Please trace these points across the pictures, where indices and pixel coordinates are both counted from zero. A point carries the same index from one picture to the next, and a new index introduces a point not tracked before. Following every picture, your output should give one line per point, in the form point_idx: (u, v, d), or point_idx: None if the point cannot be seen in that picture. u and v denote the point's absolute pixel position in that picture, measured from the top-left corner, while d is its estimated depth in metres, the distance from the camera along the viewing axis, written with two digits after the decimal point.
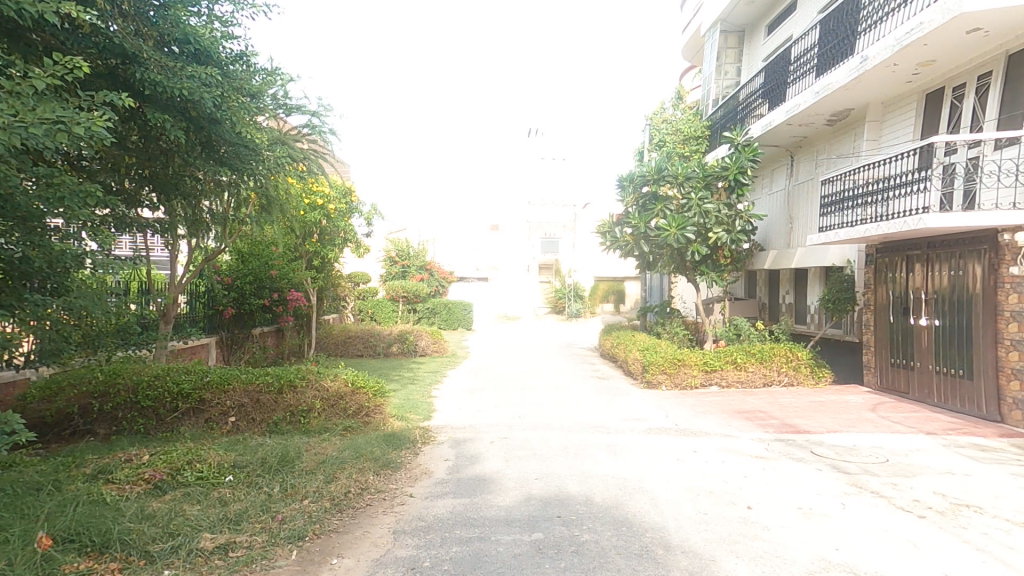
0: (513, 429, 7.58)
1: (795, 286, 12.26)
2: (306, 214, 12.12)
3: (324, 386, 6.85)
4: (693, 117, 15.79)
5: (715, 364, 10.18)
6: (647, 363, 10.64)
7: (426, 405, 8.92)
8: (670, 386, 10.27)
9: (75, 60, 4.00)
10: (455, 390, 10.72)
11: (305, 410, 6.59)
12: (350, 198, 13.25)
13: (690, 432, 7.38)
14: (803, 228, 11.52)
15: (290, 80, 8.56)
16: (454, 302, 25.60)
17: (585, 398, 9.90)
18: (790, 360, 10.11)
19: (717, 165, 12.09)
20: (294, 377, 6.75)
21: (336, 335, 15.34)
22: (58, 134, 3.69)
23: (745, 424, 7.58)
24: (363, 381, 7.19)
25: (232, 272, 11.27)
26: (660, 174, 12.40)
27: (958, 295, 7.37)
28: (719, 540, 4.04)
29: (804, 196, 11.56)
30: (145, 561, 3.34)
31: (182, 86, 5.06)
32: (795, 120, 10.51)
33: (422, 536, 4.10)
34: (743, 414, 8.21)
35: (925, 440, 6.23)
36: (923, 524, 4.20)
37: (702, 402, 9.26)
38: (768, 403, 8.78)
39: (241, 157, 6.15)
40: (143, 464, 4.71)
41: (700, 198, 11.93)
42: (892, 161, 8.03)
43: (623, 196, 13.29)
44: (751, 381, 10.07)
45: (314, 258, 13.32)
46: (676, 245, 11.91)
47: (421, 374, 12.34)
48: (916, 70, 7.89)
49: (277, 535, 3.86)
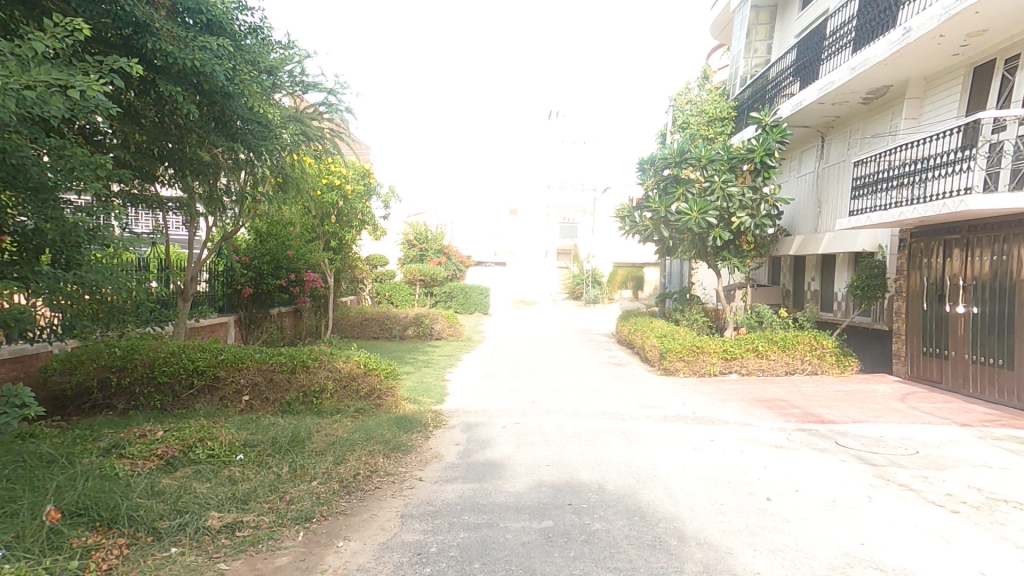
0: (526, 414, 7.50)
1: (821, 273, 11.84)
2: (324, 195, 12.16)
3: (336, 367, 6.85)
4: (719, 97, 15.26)
5: (735, 351, 9.92)
6: (665, 350, 10.43)
7: (439, 389, 8.90)
8: (687, 373, 10.09)
9: (75, 22, 3.89)
10: (470, 373, 10.67)
11: (318, 391, 6.60)
12: (367, 179, 13.22)
13: (707, 420, 7.19)
14: (832, 212, 11.06)
15: (306, 56, 8.47)
16: (471, 285, 25.54)
17: (601, 384, 9.76)
18: (814, 349, 9.77)
19: (742, 147, 11.63)
20: (307, 357, 6.79)
21: (352, 317, 15.45)
22: (55, 99, 3.50)
23: (765, 413, 7.35)
24: (375, 363, 7.18)
25: (250, 251, 11.36)
26: (682, 157, 11.99)
27: (1000, 281, 6.95)
28: (738, 532, 3.88)
29: (834, 179, 11.08)
30: (151, 538, 3.35)
31: (193, 57, 4.95)
32: (828, 99, 10.02)
33: (430, 521, 4.05)
34: (764, 402, 7.97)
35: (959, 432, 5.94)
36: (957, 519, 3.97)
37: (721, 390, 9.06)
38: (790, 392, 8.51)
39: (256, 135, 6.10)
40: (155, 440, 4.72)
41: (723, 181, 11.57)
42: (933, 139, 7.59)
43: (643, 178, 12.93)
44: (772, 369, 9.79)
45: (332, 239, 13.40)
46: (697, 230, 11.60)
47: (436, 357, 12.34)
48: (964, 42, 7.37)
49: (283, 516, 3.84)
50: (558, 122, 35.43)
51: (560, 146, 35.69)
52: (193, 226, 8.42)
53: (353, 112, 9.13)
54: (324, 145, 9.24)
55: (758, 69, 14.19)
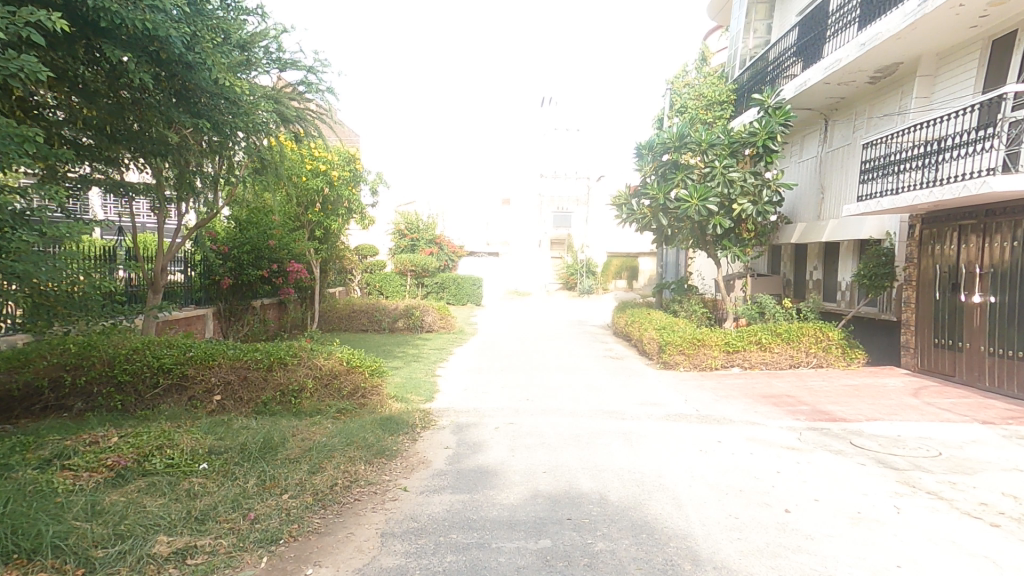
0: (520, 413, 7.09)
1: (824, 261, 11.46)
2: (308, 180, 11.61)
3: (316, 365, 6.35)
4: (718, 80, 14.72)
5: (737, 344, 9.56)
6: (664, 343, 10.05)
7: (428, 385, 8.46)
8: (687, 367, 9.73)
9: None
10: (462, 369, 10.25)
11: (296, 390, 6.11)
12: (353, 165, 12.64)
13: (712, 419, 6.81)
14: (836, 199, 10.67)
15: (283, 31, 7.87)
16: (463, 276, 24.99)
17: (599, 379, 9.39)
18: (820, 341, 9.40)
19: (744, 131, 11.16)
20: (285, 354, 6.28)
21: (340, 309, 14.89)
22: None
23: (772, 410, 6.98)
24: (359, 360, 6.70)
25: (229, 239, 10.67)
26: (681, 141, 11.52)
27: (1020, 269, 6.58)
28: (758, 553, 3.48)
29: (838, 164, 10.65)
30: (83, 570, 2.86)
31: (143, 18, 4.32)
32: (834, 79, 9.56)
33: (413, 542, 3.60)
34: (770, 398, 7.61)
35: (982, 430, 5.57)
36: (998, 535, 3.58)
37: (724, 386, 8.70)
38: (796, 387, 8.15)
39: (225, 110, 5.53)
40: (106, 449, 4.21)
41: (724, 166, 11.14)
42: (948, 119, 7.18)
43: (641, 164, 12.46)
44: (776, 362, 9.43)
45: (317, 228, 12.87)
46: (697, 217, 11.18)
47: (426, 351, 11.87)
48: (984, 12, 6.92)
49: (245, 539, 3.37)
50: (551, 108, 34.70)
51: (554, 133, 34.98)
52: (162, 214, 7.82)
53: (333, 92, 8.53)
54: (306, 127, 8.63)
55: (759, 50, 13.70)
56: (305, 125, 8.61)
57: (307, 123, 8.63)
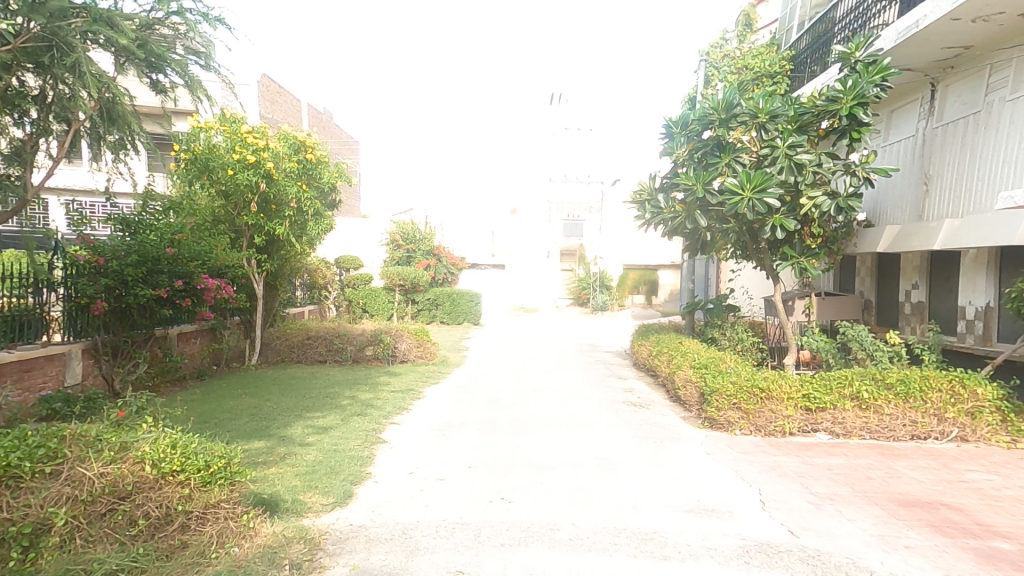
0: (481, 542, 4.06)
1: (929, 279, 8.34)
2: (237, 174, 9.35)
3: (83, 477, 3.26)
4: (766, 49, 11.70)
5: (821, 399, 6.48)
6: (709, 392, 6.99)
7: (354, 469, 5.52)
8: (746, 431, 6.63)
9: None
10: (421, 427, 7.29)
11: (29, 532, 3.04)
12: (300, 155, 10.70)
13: (833, 566, 3.71)
14: (955, 190, 7.60)
15: None
16: (460, 291, 21.68)
17: (614, 449, 6.31)
18: (957, 400, 6.24)
19: (819, 97, 8.08)
20: (22, 457, 3.23)
21: (293, 336, 11.95)
22: None
23: (940, 549, 3.84)
24: (183, 456, 3.62)
25: (111, 249, 7.57)
26: (730, 112, 8.45)
27: None
28: None
29: (960, 142, 7.59)
30: None
31: None
32: (968, 10, 6.50)
33: None
34: (915, 510, 4.46)
35: None
36: None
37: (815, 470, 5.50)
38: (946, 484, 4.97)
39: None
40: None
41: (791, 144, 8.08)
42: None
43: (671, 146, 9.44)
44: (889, 431, 6.26)
45: (258, 235, 10.61)
46: (750, 217, 8.12)
47: (383, 396, 8.91)
48: None
49: None
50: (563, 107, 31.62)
51: (564, 134, 31.93)
52: None
53: (214, 22, 5.61)
54: (194, 92, 5.74)
55: (823, 6, 10.66)
56: (190, 82, 5.67)
57: (200, 87, 5.78)
